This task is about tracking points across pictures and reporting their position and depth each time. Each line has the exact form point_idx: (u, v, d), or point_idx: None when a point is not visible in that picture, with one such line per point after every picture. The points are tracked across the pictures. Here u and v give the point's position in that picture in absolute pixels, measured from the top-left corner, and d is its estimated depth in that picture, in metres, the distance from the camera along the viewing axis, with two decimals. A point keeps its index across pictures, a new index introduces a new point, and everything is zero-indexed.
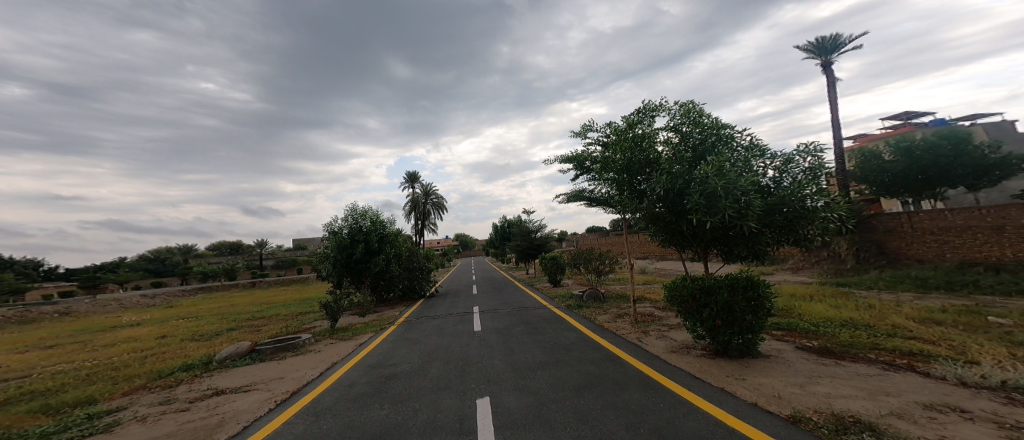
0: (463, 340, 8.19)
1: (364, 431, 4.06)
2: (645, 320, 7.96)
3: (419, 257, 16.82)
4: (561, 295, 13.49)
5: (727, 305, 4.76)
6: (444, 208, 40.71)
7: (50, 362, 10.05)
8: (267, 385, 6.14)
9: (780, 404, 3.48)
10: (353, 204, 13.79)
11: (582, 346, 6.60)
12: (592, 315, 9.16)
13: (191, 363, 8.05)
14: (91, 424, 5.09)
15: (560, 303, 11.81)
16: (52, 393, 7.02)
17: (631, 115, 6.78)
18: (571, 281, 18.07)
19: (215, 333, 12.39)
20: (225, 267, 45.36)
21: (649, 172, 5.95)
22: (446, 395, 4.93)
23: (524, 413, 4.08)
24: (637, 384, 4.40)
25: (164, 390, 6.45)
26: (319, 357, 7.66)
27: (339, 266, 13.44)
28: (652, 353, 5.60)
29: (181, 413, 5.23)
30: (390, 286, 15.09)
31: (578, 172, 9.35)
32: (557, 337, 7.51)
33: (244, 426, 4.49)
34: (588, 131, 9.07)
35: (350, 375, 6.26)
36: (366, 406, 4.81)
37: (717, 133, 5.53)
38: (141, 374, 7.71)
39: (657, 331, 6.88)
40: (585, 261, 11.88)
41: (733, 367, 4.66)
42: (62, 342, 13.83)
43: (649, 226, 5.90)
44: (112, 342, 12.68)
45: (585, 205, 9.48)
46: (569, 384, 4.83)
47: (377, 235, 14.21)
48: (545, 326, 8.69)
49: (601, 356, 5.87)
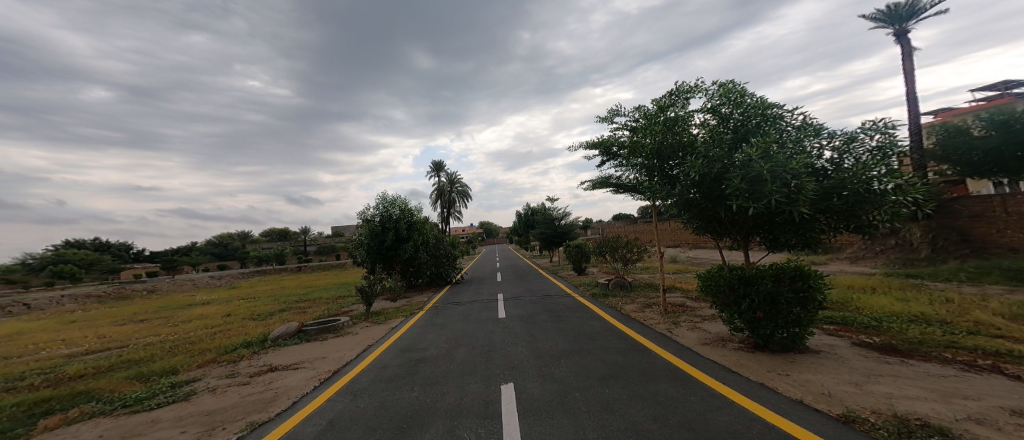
0: (487, 326, 8.30)
1: (395, 412, 4.20)
2: (675, 310, 7.77)
3: (445, 245, 17.01)
4: (585, 283, 13.44)
5: (770, 296, 4.54)
6: (466, 196, 41.08)
7: (138, 334, 11.12)
8: (312, 364, 6.45)
9: (830, 403, 3.32)
10: (383, 193, 14.16)
11: (606, 336, 6.55)
12: (618, 305, 9.05)
13: (250, 340, 8.59)
14: (173, 392, 5.56)
15: (585, 291, 11.73)
16: (142, 362, 7.71)
17: (663, 98, 6.54)
18: (597, 270, 17.83)
19: (270, 313, 13.14)
20: (277, 252, 47.97)
21: (682, 156, 5.75)
22: (472, 381, 5.00)
23: (547, 401, 4.09)
24: (665, 375, 4.34)
25: (229, 365, 6.90)
26: (355, 339, 7.98)
27: (372, 252, 13.89)
28: (683, 345, 5.46)
29: (242, 386, 5.59)
30: (419, 272, 15.47)
31: (605, 159, 9.13)
32: (580, 326, 7.50)
33: (293, 402, 4.76)
34: (616, 116, 8.83)
35: (384, 357, 6.50)
36: (396, 388, 4.97)
37: (764, 113, 5.16)
38: (211, 348, 8.30)
39: (688, 323, 6.70)
40: (611, 249, 11.55)
41: (776, 362, 4.46)
42: (147, 317, 15.27)
43: (683, 213, 5.71)
44: (188, 318, 13.86)
45: (611, 192, 9.26)
46: (593, 373, 4.80)
47: (406, 223, 14.53)
48: (570, 315, 8.66)
49: (627, 346, 5.80)
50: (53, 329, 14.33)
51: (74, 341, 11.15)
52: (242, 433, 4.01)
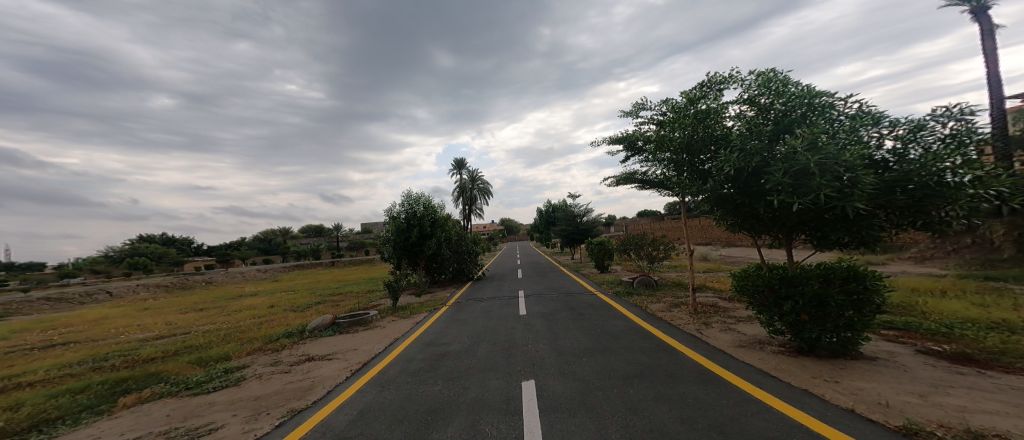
0: (509, 323, 8.33)
1: (420, 404, 4.27)
2: (705, 311, 7.53)
3: (466, 241, 17.16)
4: (608, 281, 13.25)
5: (817, 297, 4.30)
6: (488, 194, 41.06)
7: (197, 323, 12.09)
8: (344, 355, 6.69)
9: (888, 413, 3.12)
10: (408, 190, 14.42)
11: (631, 335, 6.43)
12: (643, 304, 8.88)
13: (290, 330, 9.02)
14: (225, 378, 5.97)
15: (608, 290, 11.55)
16: (200, 348, 8.37)
17: (694, 90, 6.34)
18: (620, 268, 17.41)
19: (308, 305, 13.78)
20: (313, 247, 50.03)
21: (714, 150, 5.54)
22: (493, 376, 5.03)
23: (570, 398, 4.07)
24: (694, 377, 4.24)
25: (274, 353, 7.27)
26: (383, 332, 8.21)
27: (397, 249, 14.16)
28: (715, 347, 5.29)
29: (283, 374, 5.88)
30: (442, 268, 15.69)
31: (629, 154, 8.93)
32: (602, 324, 7.41)
33: (327, 391, 4.95)
34: (641, 109, 8.65)
35: (409, 351, 6.64)
36: (421, 381, 5.06)
37: (810, 102, 4.90)
38: (258, 337, 8.79)
39: (720, 324, 6.49)
40: (636, 247, 11.31)
41: (824, 368, 4.22)
42: (206, 306, 16.56)
43: (717, 209, 5.53)
44: (239, 307, 14.88)
45: (636, 188, 9.06)
46: (616, 373, 4.72)
47: (429, 220, 14.74)
48: (591, 313, 8.56)
49: (652, 346, 5.68)
50: (130, 315, 15.95)
51: (147, 327, 12.35)
52: (281, 419, 4.21)
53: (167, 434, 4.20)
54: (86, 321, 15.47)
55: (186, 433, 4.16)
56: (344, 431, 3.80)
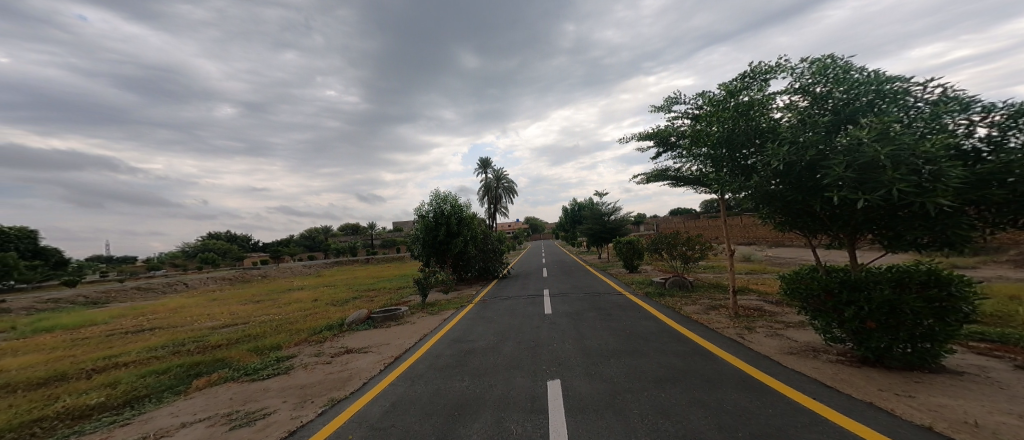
0: (535, 321, 8.28)
1: (447, 400, 4.30)
2: (748, 314, 7.17)
3: (492, 240, 17.22)
4: (637, 281, 12.93)
5: (888, 304, 3.93)
6: (512, 192, 41.32)
7: (254, 313, 12.91)
8: (378, 348, 6.87)
9: (974, 434, 2.78)
10: (436, 189, 14.67)
11: (663, 337, 6.22)
12: (677, 305, 8.58)
13: (331, 323, 9.38)
14: (275, 366, 6.27)
15: (638, 290, 11.24)
16: (258, 337, 8.89)
17: (736, 82, 6.08)
18: (650, 268, 16.98)
19: (347, 300, 14.34)
20: (351, 245, 52.03)
21: (760, 144, 5.24)
22: (518, 374, 4.99)
23: (596, 399, 3.98)
24: (734, 383, 4.05)
25: (317, 344, 7.58)
26: (413, 328, 8.38)
27: (426, 247, 14.45)
28: (761, 353, 5.00)
29: (324, 365, 6.11)
30: (468, 266, 15.86)
31: (661, 150, 8.66)
32: (633, 325, 7.22)
33: (363, 383, 5.09)
34: (673, 104, 8.36)
35: (437, 347, 6.73)
36: (449, 377, 5.10)
37: (878, 89, 4.51)
38: (304, 328, 9.22)
39: (765, 329, 6.15)
40: (669, 246, 10.97)
41: (894, 380, 3.86)
42: (261, 298, 17.70)
43: (764, 206, 5.24)
44: (289, 300, 15.76)
45: (668, 185, 8.77)
46: (646, 376, 4.57)
47: (456, 218, 14.92)
48: (620, 314, 8.36)
49: (687, 349, 5.47)
50: (202, 304, 17.39)
51: (215, 316, 13.37)
52: (322, 408, 4.36)
53: (228, 417, 4.45)
54: (167, 309, 17.03)
55: (242, 417, 4.38)
56: (376, 423, 3.88)
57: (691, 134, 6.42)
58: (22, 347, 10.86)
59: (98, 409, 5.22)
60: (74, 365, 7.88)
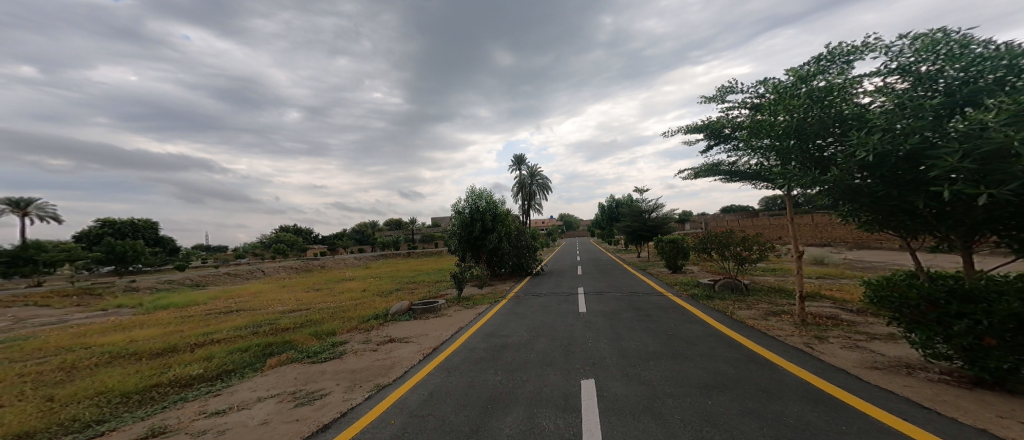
0: (568, 319, 8.15)
1: (481, 392, 4.33)
2: (817, 323, 6.61)
3: (525, 236, 17.16)
4: (682, 282, 12.38)
5: (1015, 318, 3.40)
6: (547, 188, 41.07)
7: (315, 300, 13.86)
8: (418, 339, 7.07)
9: None
10: (472, 186, 14.93)
11: (712, 342, 5.88)
12: (729, 309, 8.10)
13: (378, 312, 9.82)
14: (330, 350, 6.63)
15: (683, 292, 10.74)
16: (317, 322, 9.48)
17: (812, 65, 5.61)
18: (697, 268, 16.23)
19: (390, 291, 14.94)
20: (394, 239, 54.19)
21: (841, 133, 4.80)
22: (551, 371, 4.93)
23: (634, 401, 3.84)
24: (796, 395, 3.76)
25: (365, 332, 7.94)
26: (450, 320, 8.54)
27: (462, 242, 14.75)
28: (838, 366, 4.57)
29: (371, 352, 6.38)
30: (502, 262, 15.95)
31: (713, 143, 8.19)
32: (678, 328, 6.89)
33: (405, 371, 5.25)
34: (727, 93, 7.88)
35: (472, 340, 6.81)
36: (483, 370, 5.13)
37: (1008, 64, 3.84)
38: (354, 316, 9.70)
39: (839, 339, 5.62)
40: (721, 246, 10.37)
41: (1014, 405, 3.36)
42: (320, 286, 18.95)
43: (848, 202, 4.79)
44: (342, 289, 16.72)
45: (720, 181, 8.29)
46: (690, 381, 4.34)
47: (491, 214, 15.05)
48: (661, 315, 8.02)
49: (739, 356, 5.14)
50: (275, 290, 19.03)
51: (285, 301, 14.53)
52: (368, 393, 4.53)
53: (293, 394, 4.77)
54: (248, 293, 18.82)
55: (304, 396, 4.67)
56: (415, 410, 3.97)
57: (751, 125, 6.02)
58: (145, 321, 12.53)
59: (197, 379, 5.82)
60: (180, 339, 8.91)
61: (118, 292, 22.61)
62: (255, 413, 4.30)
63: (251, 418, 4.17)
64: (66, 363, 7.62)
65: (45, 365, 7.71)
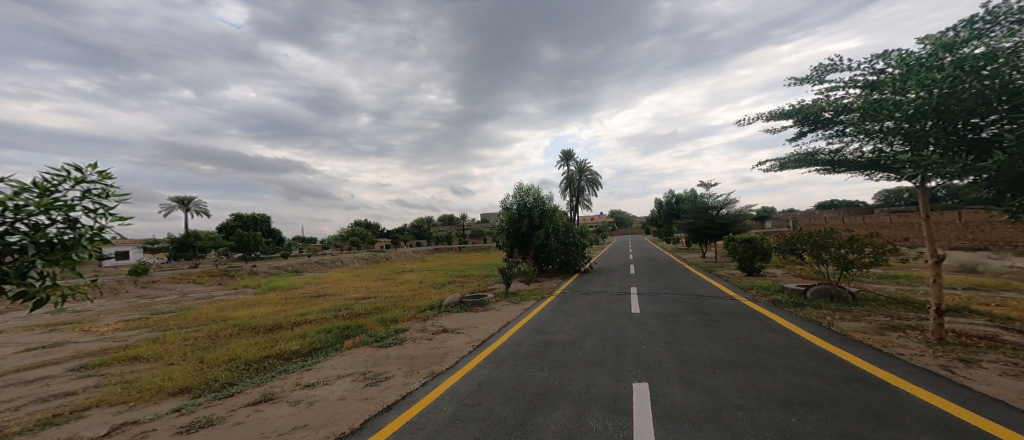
0: (620, 320, 7.80)
1: (527, 387, 4.32)
2: (962, 343, 5.49)
3: (573, 233, 16.77)
4: (759, 286, 11.17)
5: None
6: (596, 184, 39.85)
7: (380, 289, 15.04)
8: (467, 331, 7.27)
9: None
10: (519, 183, 14.96)
11: (799, 355, 5.20)
12: (828, 320, 7.09)
13: (433, 303, 10.30)
14: (393, 337, 7.11)
15: (762, 297, 9.67)
16: (383, 310, 10.24)
17: (962, 28, 4.66)
18: (780, 271, 14.56)
19: (444, 283, 15.61)
20: (451, 234, 56.68)
21: (1008, 109, 4.01)
22: (600, 371, 4.76)
23: (695, 410, 3.55)
24: (913, 423, 3.18)
25: (421, 321, 8.38)
26: (497, 315, 8.66)
27: (509, 238, 14.82)
28: (993, 396, 3.74)
29: (427, 341, 6.71)
30: (549, 259, 15.77)
31: (809, 130, 7.24)
32: (754, 336, 6.23)
33: (456, 361, 5.43)
34: (827, 71, 6.88)
35: (519, 335, 6.81)
36: (530, 365, 5.11)
37: None
38: (412, 306, 10.30)
39: (995, 365, 4.61)
40: (817, 247, 9.10)
41: None
42: (386, 277, 20.42)
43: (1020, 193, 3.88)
44: (405, 280, 17.84)
45: (818, 172, 7.33)
46: (765, 394, 3.90)
47: (539, 211, 14.94)
48: (730, 321, 7.32)
49: (837, 373, 4.48)
50: (351, 279, 20.91)
51: (357, 289, 15.91)
52: (424, 379, 4.76)
53: (364, 375, 5.19)
54: (331, 280, 20.93)
55: (373, 377, 5.07)
56: (465, 399, 4.08)
57: (866, 105, 5.19)
58: (262, 300, 14.63)
59: (296, 354, 6.64)
60: (283, 318, 10.23)
61: (245, 274, 26.77)
62: (335, 389, 4.75)
63: (332, 393, 4.62)
64: (211, 331, 9.20)
65: (198, 332, 9.41)
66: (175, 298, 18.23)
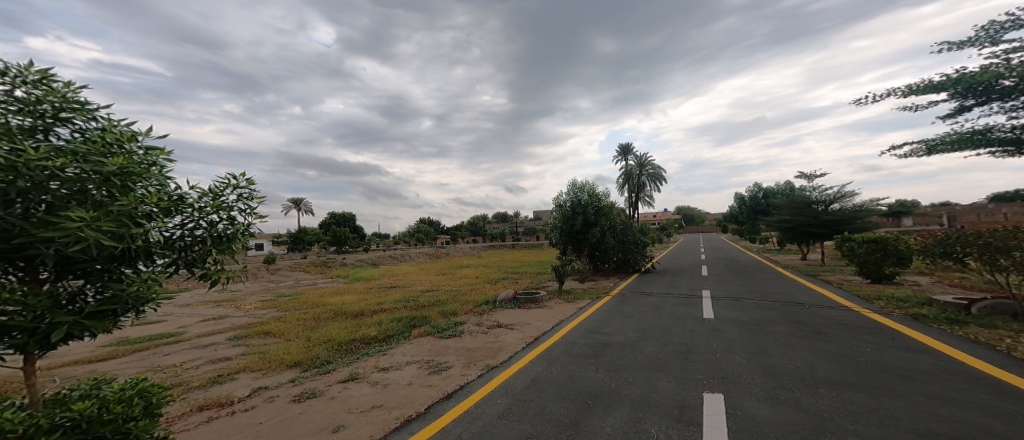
0: (688, 324, 7.16)
1: (580, 388, 4.27)
2: None
3: (633, 231, 15.81)
4: (891, 296, 9.26)
5: None
6: (659, 179, 36.99)
7: (441, 283, 16.01)
8: (521, 327, 7.30)
9: None
10: (573, 179, 14.40)
11: (946, 381, 4.24)
12: (1000, 343, 5.60)
13: (489, 298, 10.54)
14: (451, 329, 7.41)
15: (895, 309, 7.99)
16: (444, 302, 10.78)
17: None
18: (930, 279, 11.79)
19: (499, 279, 15.90)
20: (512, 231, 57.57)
21: None
22: (663, 377, 4.50)
23: (785, 429, 3.15)
24: None
25: (478, 315, 8.62)
26: (550, 313, 8.53)
27: (563, 235, 14.30)
28: None
29: (483, 334, 6.90)
30: (605, 258, 15.04)
31: (977, 105, 5.86)
32: (872, 354, 5.24)
33: (510, 356, 5.53)
34: (1003, 29, 5.45)
35: (573, 334, 6.66)
36: (583, 365, 5.02)
37: None
38: (469, 300, 10.67)
39: None
40: (989, 251, 7.13)
41: None
42: (449, 271, 21.45)
43: None
44: (465, 275, 18.51)
45: (994, 154, 5.93)
46: (886, 421, 3.29)
47: (594, 208, 14.17)
48: (842, 335, 6.24)
49: (1007, 407, 3.55)
50: (419, 272, 22.39)
51: (421, 282, 17.00)
52: (480, 371, 4.93)
53: (429, 363, 5.53)
54: (400, 273, 22.67)
55: (435, 365, 5.36)
56: (519, 394, 4.16)
57: None
58: (350, 289, 16.54)
59: (375, 339, 7.35)
60: (364, 305, 11.41)
61: (337, 265, 30.48)
62: (403, 375, 5.13)
63: (401, 378, 4.99)
64: (316, 314, 10.73)
65: (308, 314, 11.06)
66: (292, 284, 21.56)
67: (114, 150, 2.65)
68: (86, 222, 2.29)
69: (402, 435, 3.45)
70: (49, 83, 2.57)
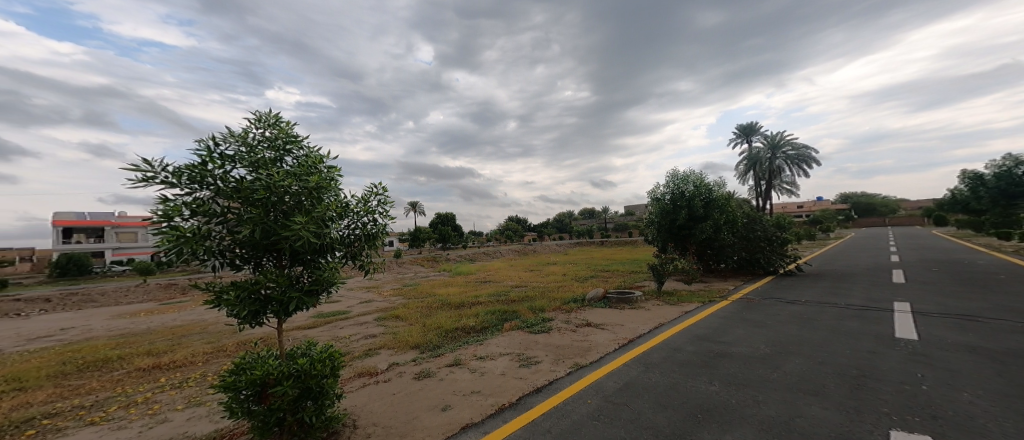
0: (859, 343, 5.43)
1: (689, 398, 3.64)
2: None
3: (760, 225, 13.09)
4: None
5: None
6: (801, 161, 29.75)
7: (531, 279, 16.03)
8: (612, 327, 6.66)
9: None
10: (673, 167, 12.35)
11: None
12: None
13: (577, 296, 10.01)
14: (540, 325, 7.23)
15: None
16: (533, 298, 10.69)
17: None
18: None
19: (587, 277, 15.03)
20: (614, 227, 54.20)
21: None
22: (816, 401, 3.53)
23: None
24: None
25: (567, 313, 8.22)
26: (647, 315, 7.59)
27: (662, 232, 12.48)
28: None
29: (572, 332, 6.53)
30: (721, 257, 12.77)
31: None
32: None
33: (601, 356, 5.09)
34: None
35: (677, 339, 5.75)
36: (692, 375, 4.28)
37: None
38: (556, 298, 10.32)
39: None
40: None
41: None
42: (541, 268, 21.26)
43: None
44: (556, 272, 18.11)
45: None
46: None
47: (702, 200, 12.06)
48: None
49: None
50: (513, 268, 22.84)
51: (513, 278, 17.27)
52: (570, 369, 4.64)
53: (519, 356, 5.43)
54: (495, 268, 23.50)
55: (525, 359, 5.25)
56: (611, 396, 3.78)
57: None
58: (451, 282, 17.84)
59: (472, 330, 7.62)
60: (462, 298, 12.17)
61: (446, 260, 33.48)
62: (495, 366, 5.09)
63: (495, 369, 5.00)
64: (429, 303, 11.86)
65: (424, 302, 12.27)
66: (414, 276, 24.43)
67: (313, 171, 3.24)
68: (302, 224, 2.90)
69: (496, 423, 3.42)
70: (280, 123, 3.36)
